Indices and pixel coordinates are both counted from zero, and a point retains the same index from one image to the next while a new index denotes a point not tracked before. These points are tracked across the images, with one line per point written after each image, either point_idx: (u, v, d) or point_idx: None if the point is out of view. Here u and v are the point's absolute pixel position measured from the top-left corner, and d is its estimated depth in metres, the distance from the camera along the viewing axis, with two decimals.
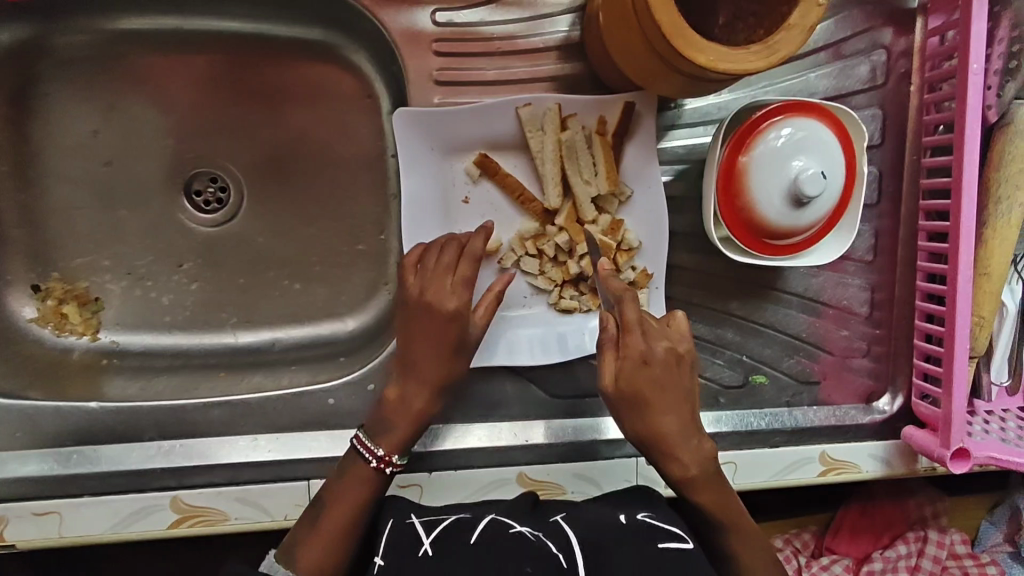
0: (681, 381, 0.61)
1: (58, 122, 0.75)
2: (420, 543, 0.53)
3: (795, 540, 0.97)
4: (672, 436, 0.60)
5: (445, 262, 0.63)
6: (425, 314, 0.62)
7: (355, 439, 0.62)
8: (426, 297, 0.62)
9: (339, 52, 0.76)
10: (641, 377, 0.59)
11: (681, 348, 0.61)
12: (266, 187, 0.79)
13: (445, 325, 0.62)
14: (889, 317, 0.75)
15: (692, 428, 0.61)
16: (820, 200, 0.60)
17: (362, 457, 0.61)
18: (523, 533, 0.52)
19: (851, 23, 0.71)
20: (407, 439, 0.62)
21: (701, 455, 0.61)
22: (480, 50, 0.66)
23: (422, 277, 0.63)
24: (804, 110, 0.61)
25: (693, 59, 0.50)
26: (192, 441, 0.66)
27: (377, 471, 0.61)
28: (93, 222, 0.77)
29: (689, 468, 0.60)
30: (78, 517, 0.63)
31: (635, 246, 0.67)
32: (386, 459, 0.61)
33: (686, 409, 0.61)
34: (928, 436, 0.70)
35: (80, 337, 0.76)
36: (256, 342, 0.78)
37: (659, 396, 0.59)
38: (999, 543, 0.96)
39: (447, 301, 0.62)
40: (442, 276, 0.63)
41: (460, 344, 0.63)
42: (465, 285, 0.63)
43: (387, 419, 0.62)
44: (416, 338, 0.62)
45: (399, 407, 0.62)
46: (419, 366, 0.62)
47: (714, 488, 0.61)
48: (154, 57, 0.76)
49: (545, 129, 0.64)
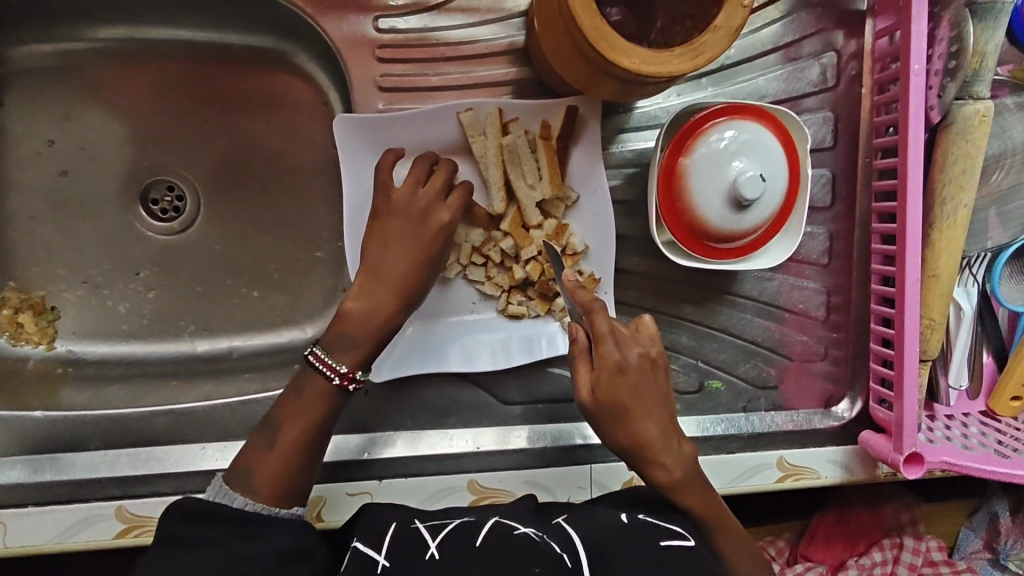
0: (658, 387, 0.58)
1: (13, 131, 0.75)
2: (425, 547, 0.50)
3: (769, 548, 0.96)
4: (655, 443, 0.57)
5: (438, 179, 0.63)
6: (412, 224, 0.61)
7: (311, 354, 0.59)
8: (418, 207, 0.62)
9: (293, 60, 0.77)
10: (620, 387, 0.56)
11: (653, 353, 0.58)
12: (221, 194, 0.79)
13: (431, 235, 0.62)
14: (845, 320, 0.74)
15: (674, 435, 0.58)
16: (761, 203, 0.60)
17: (323, 373, 0.58)
18: (527, 535, 0.52)
19: (799, 26, 0.71)
20: (368, 356, 0.60)
21: (683, 457, 0.58)
22: (424, 56, 0.66)
23: (413, 190, 0.62)
24: (744, 112, 0.61)
25: (617, 62, 0.49)
26: (139, 449, 0.66)
27: (339, 387, 0.58)
28: (49, 231, 0.77)
29: (674, 471, 0.58)
30: (21, 527, 0.62)
31: (580, 250, 0.67)
32: (349, 376, 0.59)
33: (668, 414, 0.58)
34: (884, 440, 0.69)
35: (35, 346, 0.76)
36: (213, 351, 0.78)
37: (641, 406, 0.56)
38: (979, 550, 0.95)
39: (440, 212, 0.62)
40: (435, 193, 0.62)
41: (437, 257, 0.62)
42: (457, 198, 0.63)
43: (347, 334, 0.60)
44: (394, 245, 0.61)
45: (365, 319, 0.60)
46: (387, 276, 0.61)
47: (698, 489, 0.59)
48: (110, 68, 0.77)
49: (487, 133, 0.64)
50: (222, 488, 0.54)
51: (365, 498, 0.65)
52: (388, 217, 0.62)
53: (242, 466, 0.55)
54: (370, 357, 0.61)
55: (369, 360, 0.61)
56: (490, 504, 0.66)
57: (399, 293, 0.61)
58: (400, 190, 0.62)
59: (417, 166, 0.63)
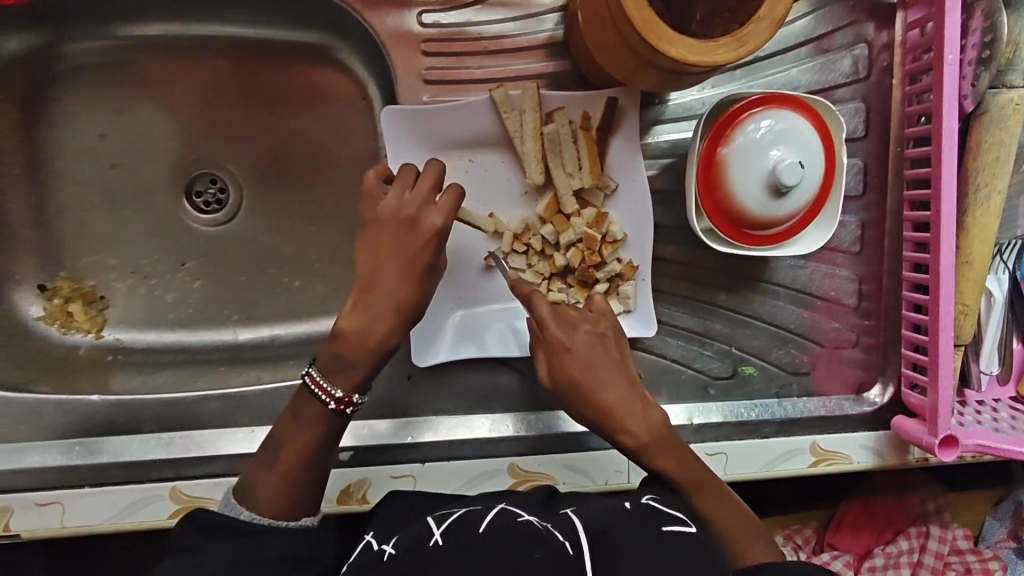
0: (609, 359, 0.62)
1: (67, 127, 0.79)
2: (430, 535, 0.49)
3: (795, 536, 0.97)
4: (616, 407, 0.60)
5: (425, 183, 0.60)
6: (403, 231, 0.59)
7: (308, 377, 0.58)
8: (406, 213, 0.59)
9: (335, 54, 0.79)
10: (569, 363, 0.61)
11: (602, 330, 0.63)
12: (262, 187, 0.81)
13: (423, 240, 0.59)
14: (877, 307, 0.75)
15: (634, 398, 0.61)
16: (799, 190, 0.61)
17: (318, 398, 0.57)
18: (530, 523, 0.50)
19: (832, 19, 0.72)
20: (367, 380, 0.59)
21: (650, 420, 0.61)
22: (467, 50, 0.68)
23: (400, 195, 0.60)
24: (781, 102, 0.62)
25: (665, 52, 0.51)
26: (191, 432, 0.68)
27: (337, 411, 0.58)
28: (99, 222, 0.80)
29: (638, 433, 0.60)
30: (80, 507, 0.64)
31: (620, 238, 0.69)
32: (346, 400, 0.58)
33: (624, 380, 0.61)
34: (918, 424, 0.70)
35: (85, 334, 0.78)
36: (256, 339, 0.80)
37: (593, 376, 0.61)
38: (1004, 539, 0.95)
39: (431, 216, 0.59)
40: (423, 197, 0.60)
41: (432, 264, 0.60)
42: (448, 201, 0.60)
43: (344, 356, 0.58)
44: (386, 257, 0.58)
45: (357, 339, 0.58)
46: (378, 291, 0.58)
47: (668, 451, 0.60)
48: (159, 64, 0.79)
49: (523, 109, 0.65)
50: (231, 501, 0.56)
51: (408, 481, 0.67)
52: (375, 226, 0.59)
53: (250, 481, 0.56)
54: (368, 378, 0.59)
55: (368, 382, 0.59)
56: (530, 488, 0.68)
57: (393, 309, 0.58)
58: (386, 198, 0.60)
59: (402, 173, 0.61)
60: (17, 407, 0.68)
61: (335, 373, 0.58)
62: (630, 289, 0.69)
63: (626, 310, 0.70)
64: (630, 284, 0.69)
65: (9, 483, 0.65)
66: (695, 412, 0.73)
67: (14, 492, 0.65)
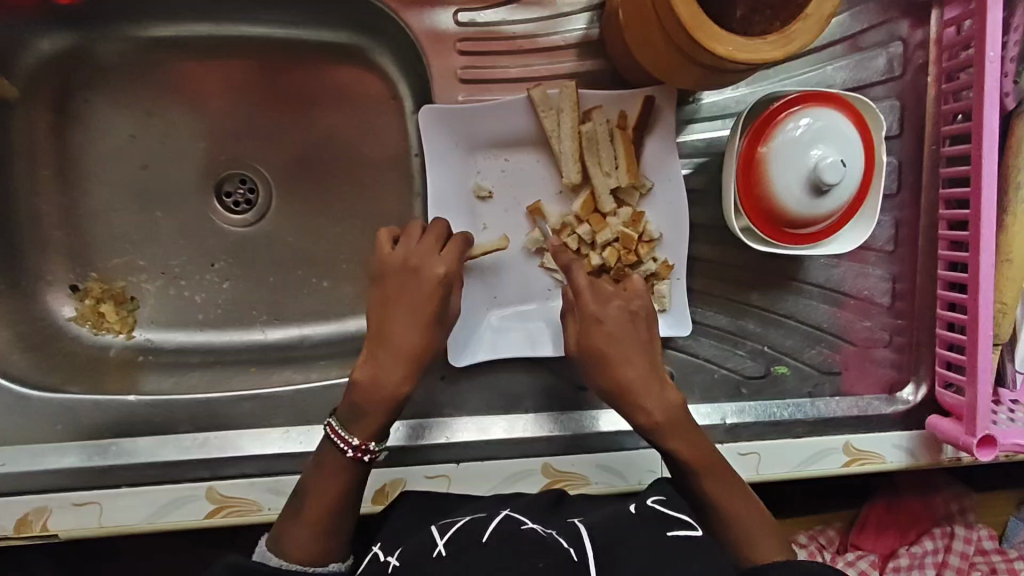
0: (639, 337, 0.63)
1: (98, 128, 0.79)
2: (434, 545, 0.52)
3: (819, 537, 0.95)
4: (636, 386, 0.61)
5: (430, 236, 0.65)
6: (410, 280, 0.63)
7: (327, 427, 0.60)
8: (411, 264, 0.63)
9: (366, 54, 0.79)
10: (599, 335, 0.62)
11: (636, 306, 0.63)
12: (292, 187, 0.81)
13: (428, 289, 0.63)
14: (910, 307, 0.75)
15: (655, 379, 0.62)
16: (839, 188, 0.61)
17: (338, 447, 0.60)
18: (534, 531, 0.52)
19: (867, 17, 0.72)
20: (382, 428, 0.61)
21: (668, 404, 0.61)
22: (502, 49, 0.69)
23: (407, 246, 0.64)
24: (821, 100, 0.62)
25: (712, 50, 0.51)
26: (226, 432, 0.68)
27: (355, 459, 0.60)
28: (129, 223, 0.79)
29: (655, 414, 0.61)
30: (117, 507, 0.64)
31: (656, 237, 0.69)
32: (363, 448, 0.60)
33: (650, 360, 0.62)
34: (953, 424, 0.70)
35: (116, 335, 0.78)
36: (286, 339, 0.80)
37: (620, 352, 0.62)
38: None
39: (434, 265, 0.63)
40: (426, 248, 0.64)
41: (439, 312, 0.63)
42: (451, 252, 0.64)
43: (360, 405, 0.61)
44: (397, 310, 0.62)
45: (370, 389, 0.61)
46: (390, 342, 0.62)
47: (683, 435, 0.61)
48: (188, 63, 0.79)
49: (561, 108, 0.66)
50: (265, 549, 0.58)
51: (442, 481, 0.67)
52: (385, 281, 0.63)
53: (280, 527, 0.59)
54: (383, 426, 0.61)
55: (384, 429, 0.61)
56: (563, 489, 0.67)
57: (404, 356, 0.61)
58: (394, 250, 0.64)
59: (410, 226, 0.65)
60: (52, 408, 0.68)
61: (353, 423, 0.60)
62: (665, 288, 0.69)
63: (662, 310, 0.69)
64: (665, 284, 0.69)
65: (48, 483, 0.65)
66: (728, 412, 0.72)
67: (53, 492, 0.65)
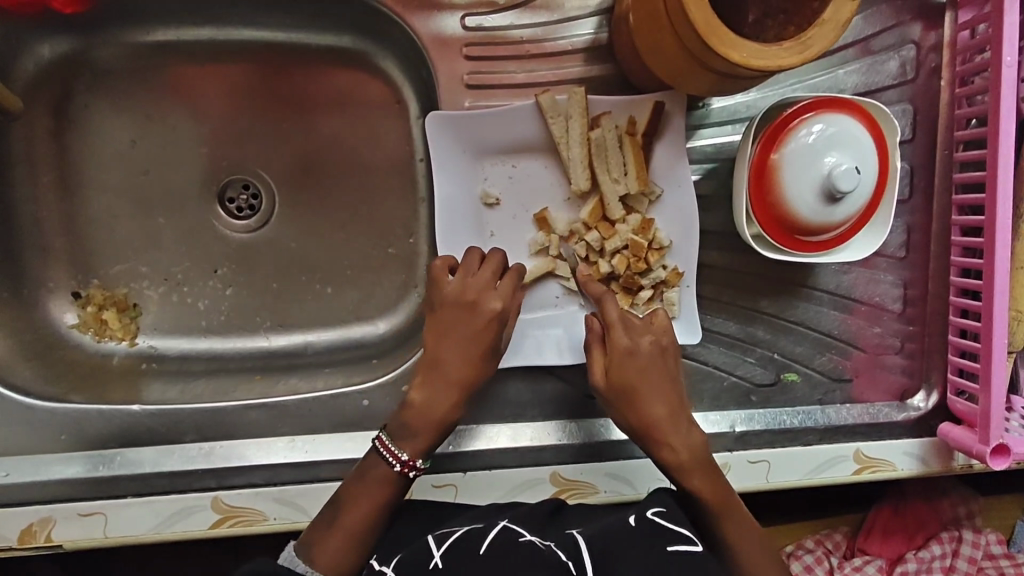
0: (670, 376, 0.63)
1: (99, 134, 0.78)
2: (431, 557, 0.52)
3: (826, 542, 0.90)
4: (663, 423, 0.61)
5: (485, 270, 0.65)
6: (466, 315, 0.63)
7: (377, 440, 0.61)
8: (468, 298, 0.64)
9: (370, 58, 0.77)
10: (630, 369, 0.61)
11: (665, 344, 0.63)
12: (295, 193, 0.80)
13: (484, 323, 0.63)
14: (921, 313, 0.74)
15: (682, 416, 0.62)
16: (853, 196, 0.61)
17: (385, 460, 0.61)
18: (532, 542, 0.52)
19: (879, 20, 0.71)
20: (429, 448, 0.62)
21: (692, 442, 0.61)
22: (508, 53, 0.68)
23: (464, 280, 0.64)
24: (835, 106, 0.62)
25: (728, 57, 0.51)
26: (231, 442, 0.68)
27: (400, 474, 0.61)
28: (131, 229, 0.79)
29: (679, 451, 0.60)
30: (123, 518, 0.64)
31: (665, 245, 0.69)
32: (409, 464, 0.61)
33: (677, 399, 0.62)
34: (966, 432, 0.69)
35: (119, 342, 0.78)
36: (289, 345, 0.79)
37: (650, 388, 0.61)
38: None
39: (491, 300, 0.64)
40: (483, 282, 0.64)
41: (492, 347, 0.64)
42: (507, 286, 0.65)
43: (410, 424, 0.62)
44: (452, 341, 0.63)
45: (421, 411, 0.62)
46: (444, 370, 0.63)
47: (703, 472, 0.60)
48: (191, 68, 0.78)
49: (569, 115, 0.66)
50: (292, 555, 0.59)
51: (450, 490, 0.67)
52: (442, 313, 0.64)
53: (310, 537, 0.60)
54: (433, 446, 0.62)
55: (433, 447, 0.62)
56: (571, 498, 0.67)
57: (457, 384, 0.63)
58: (450, 283, 0.64)
59: (467, 258, 0.66)
60: (54, 419, 0.67)
61: (402, 438, 0.61)
62: (674, 295, 0.68)
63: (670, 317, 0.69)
64: (674, 292, 0.69)
65: (51, 493, 0.65)
66: (737, 420, 0.71)
67: (57, 504, 0.64)
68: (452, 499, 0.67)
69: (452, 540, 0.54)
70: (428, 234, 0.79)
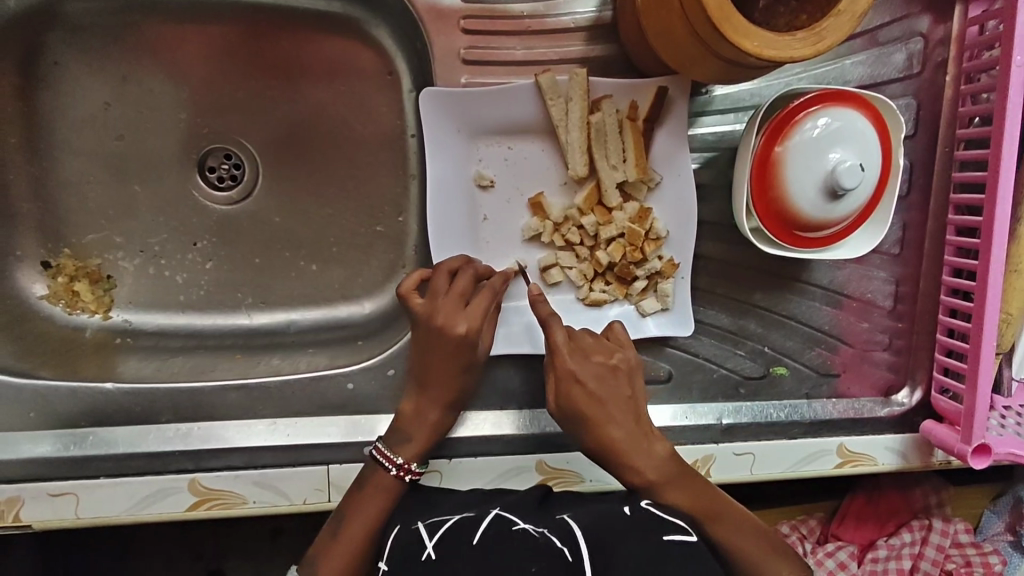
0: (620, 394, 0.62)
1: (70, 96, 0.73)
2: (422, 548, 0.52)
3: (801, 527, 0.91)
4: (619, 444, 0.60)
5: (457, 287, 0.64)
6: (434, 337, 0.63)
7: (374, 449, 0.63)
8: (437, 321, 0.63)
9: (361, 26, 0.74)
10: (580, 396, 0.61)
11: (617, 361, 0.63)
12: (280, 165, 0.77)
13: (452, 347, 0.63)
14: (911, 309, 0.73)
15: (640, 434, 0.61)
16: (855, 192, 0.60)
17: (383, 466, 0.62)
18: (526, 531, 0.51)
19: (890, 9, 0.69)
20: (428, 439, 0.63)
21: (655, 458, 0.60)
22: (509, 29, 0.66)
23: (433, 302, 0.63)
24: (841, 99, 0.61)
25: (740, 45, 0.49)
26: (210, 424, 0.65)
27: (397, 479, 0.62)
28: (106, 197, 0.75)
29: (646, 472, 0.60)
30: (94, 499, 0.62)
31: (662, 235, 0.68)
32: (406, 467, 0.62)
33: (633, 419, 0.61)
34: (950, 432, 0.69)
35: (92, 315, 0.75)
36: (271, 323, 0.76)
37: (602, 413, 0.61)
38: (1002, 532, 0.90)
39: (457, 325, 0.63)
40: (452, 306, 0.63)
41: (468, 363, 0.64)
42: (476, 308, 0.63)
43: (405, 419, 0.63)
44: (431, 353, 0.64)
45: (418, 407, 0.63)
46: (434, 369, 0.64)
47: (679, 485, 0.60)
48: (170, 28, 0.74)
49: (569, 97, 0.65)
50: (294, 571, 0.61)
51: (435, 476, 0.65)
52: (417, 333, 0.64)
53: (315, 552, 0.61)
54: (425, 449, 0.64)
55: (430, 444, 0.64)
56: (556, 486, 0.66)
57: (454, 384, 0.64)
58: (421, 303, 0.64)
59: (437, 277, 0.64)
60: (22, 395, 0.65)
61: (401, 436, 0.63)
62: (669, 287, 0.68)
63: (664, 309, 0.69)
64: (669, 283, 0.68)
65: (18, 472, 0.62)
66: (723, 413, 0.70)
67: (24, 483, 0.62)
68: (438, 484, 0.66)
69: (444, 530, 0.53)
70: (418, 214, 0.76)
